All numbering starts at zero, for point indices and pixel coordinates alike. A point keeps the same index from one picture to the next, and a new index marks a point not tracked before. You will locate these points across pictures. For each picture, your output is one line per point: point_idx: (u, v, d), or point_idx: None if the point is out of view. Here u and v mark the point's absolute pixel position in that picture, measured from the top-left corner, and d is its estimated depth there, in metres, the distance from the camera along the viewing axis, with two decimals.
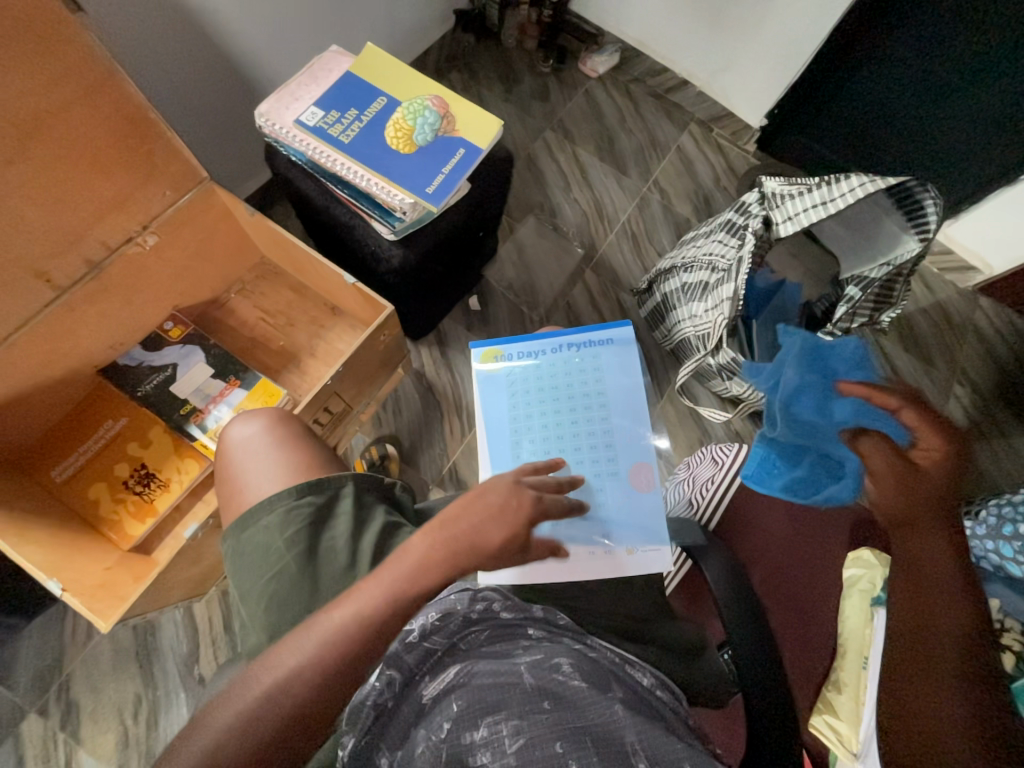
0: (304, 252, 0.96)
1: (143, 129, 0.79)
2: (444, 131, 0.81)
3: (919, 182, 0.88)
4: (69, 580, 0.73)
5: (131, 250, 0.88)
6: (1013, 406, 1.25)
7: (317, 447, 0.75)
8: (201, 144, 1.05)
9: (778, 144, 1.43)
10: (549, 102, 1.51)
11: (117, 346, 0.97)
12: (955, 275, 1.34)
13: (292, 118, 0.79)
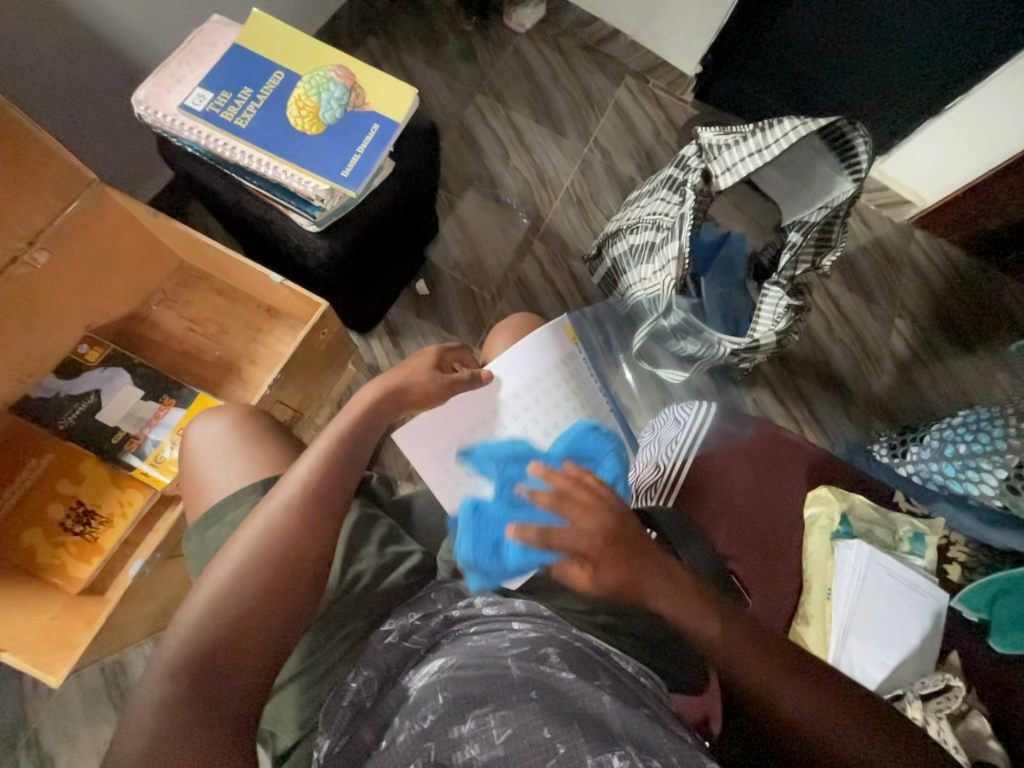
0: (222, 252, 0.88)
1: (4, 131, 0.69)
2: (354, 106, 0.74)
3: (849, 122, 0.89)
4: (7, 642, 0.68)
5: (19, 271, 0.79)
6: (950, 333, 1.32)
7: (286, 443, 0.69)
8: (86, 141, 0.94)
9: (714, 92, 1.40)
10: (476, 63, 1.42)
11: (27, 378, 0.88)
12: (890, 209, 1.37)
13: (176, 103, 0.70)
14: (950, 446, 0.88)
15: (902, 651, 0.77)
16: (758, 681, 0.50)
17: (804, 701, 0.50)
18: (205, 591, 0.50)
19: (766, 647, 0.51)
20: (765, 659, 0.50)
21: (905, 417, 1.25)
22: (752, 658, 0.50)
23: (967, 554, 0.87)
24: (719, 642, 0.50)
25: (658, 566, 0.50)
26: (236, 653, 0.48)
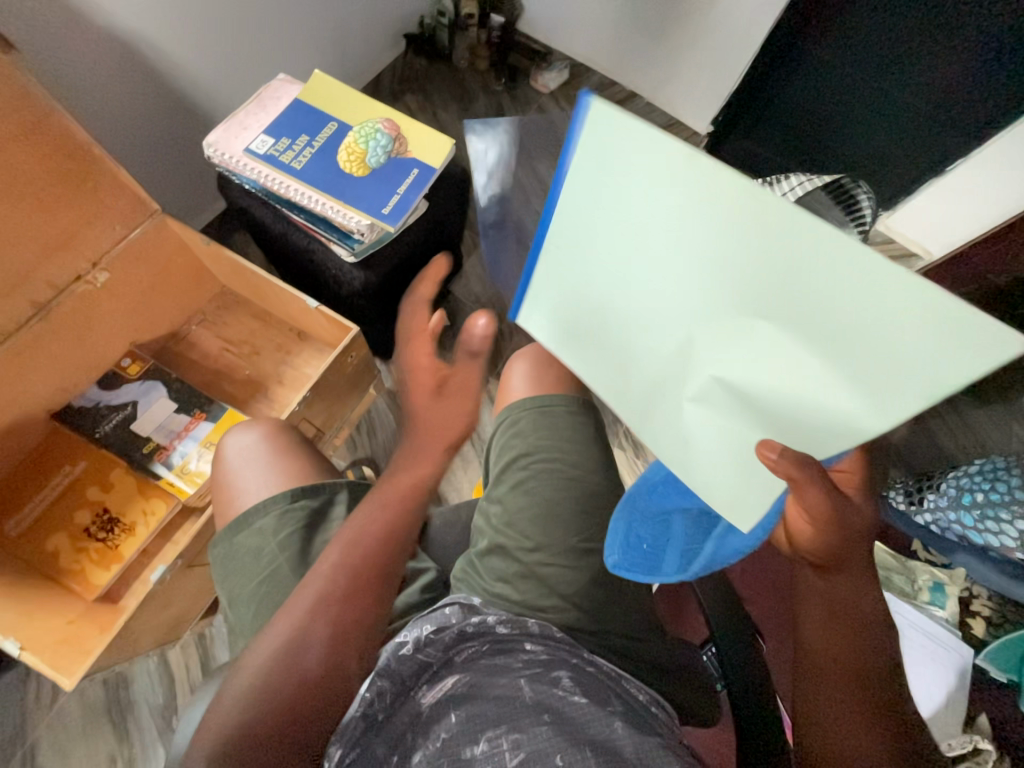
0: (264, 279, 0.95)
1: (87, 165, 0.77)
2: (397, 152, 0.82)
3: (852, 179, 0.95)
4: (28, 638, 0.69)
5: (81, 289, 0.86)
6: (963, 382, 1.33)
7: (315, 458, 0.72)
8: (152, 178, 1.04)
9: (724, 150, 1.50)
10: (504, 118, 1.55)
11: (72, 388, 0.94)
12: (899, 262, 1.42)
13: (242, 146, 0.79)
14: (967, 495, 0.85)
15: (929, 707, 0.74)
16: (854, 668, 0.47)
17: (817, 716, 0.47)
18: (248, 668, 0.46)
19: (860, 684, 0.46)
20: (848, 683, 0.46)
21: (920, 464, 1.25)
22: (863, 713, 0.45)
23: (991, 608, 0.84)
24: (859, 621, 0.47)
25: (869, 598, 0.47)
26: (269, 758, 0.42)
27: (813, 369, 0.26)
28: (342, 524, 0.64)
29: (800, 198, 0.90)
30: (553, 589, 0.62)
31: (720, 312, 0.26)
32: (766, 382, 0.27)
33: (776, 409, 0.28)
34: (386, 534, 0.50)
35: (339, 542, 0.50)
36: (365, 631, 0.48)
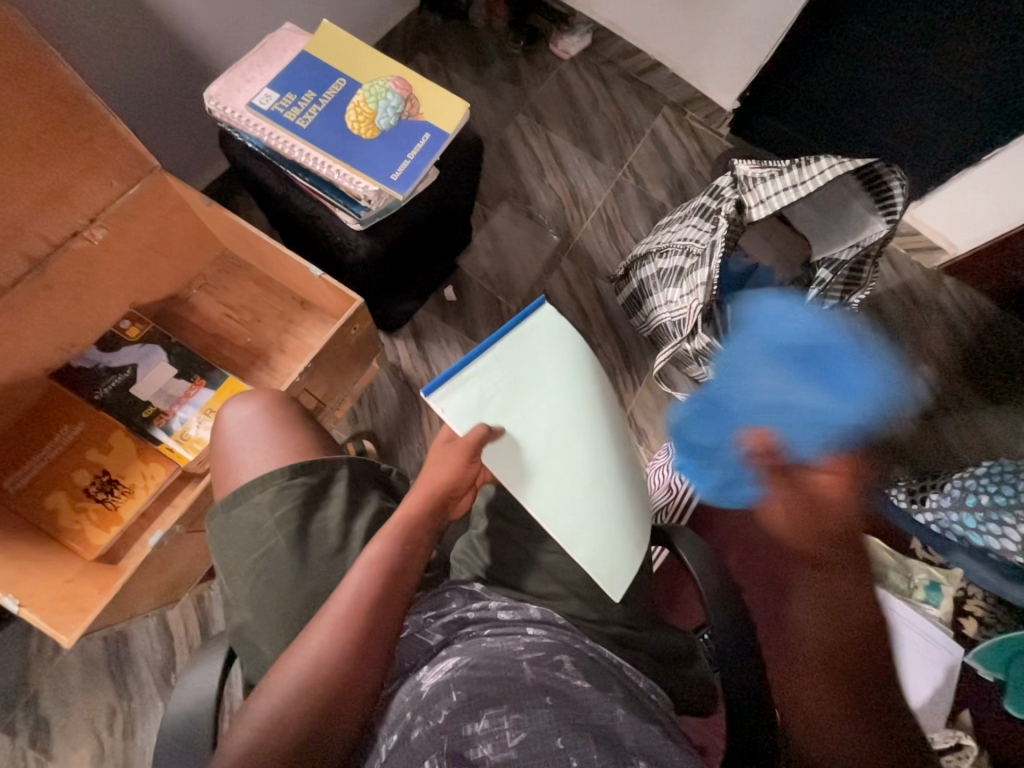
0: (266, 242, 0.92)
1: (82, 113, 0.74)
2: (408, 115, 0.78)
3: (885, 164, 0.89)
4: (26, 596, 0.70)
5: (77, 245, 0.83)
6: (975, 383, 1.30)
7: (316, 432, 0.71)
8: (152, 132, 1.00)
9: (749, 128, 1.43)
10: (520, 84, 1.48)
11: (70, 347, 0.92)
12: (921, 255, 1.38)
13: (245, 101, 0.75)
14: (971, 496, 0.83)
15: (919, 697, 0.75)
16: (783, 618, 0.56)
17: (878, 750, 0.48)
18: (269, 692, 0.47)
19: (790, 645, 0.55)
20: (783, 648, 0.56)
21: (924, 464, 1.23)
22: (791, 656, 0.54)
23: (984, 609, 0.85)
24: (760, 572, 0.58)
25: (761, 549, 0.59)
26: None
27: (617, 470, 0.63)
28: (343, 499, 0.64)
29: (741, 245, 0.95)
30: (552, 574, 0.62)
31: (607, 445, 0.63)
32: (614, 484, 0.62)
33: (616, 498, 0.61)
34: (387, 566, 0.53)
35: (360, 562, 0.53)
36: (352, 644, 0.49)
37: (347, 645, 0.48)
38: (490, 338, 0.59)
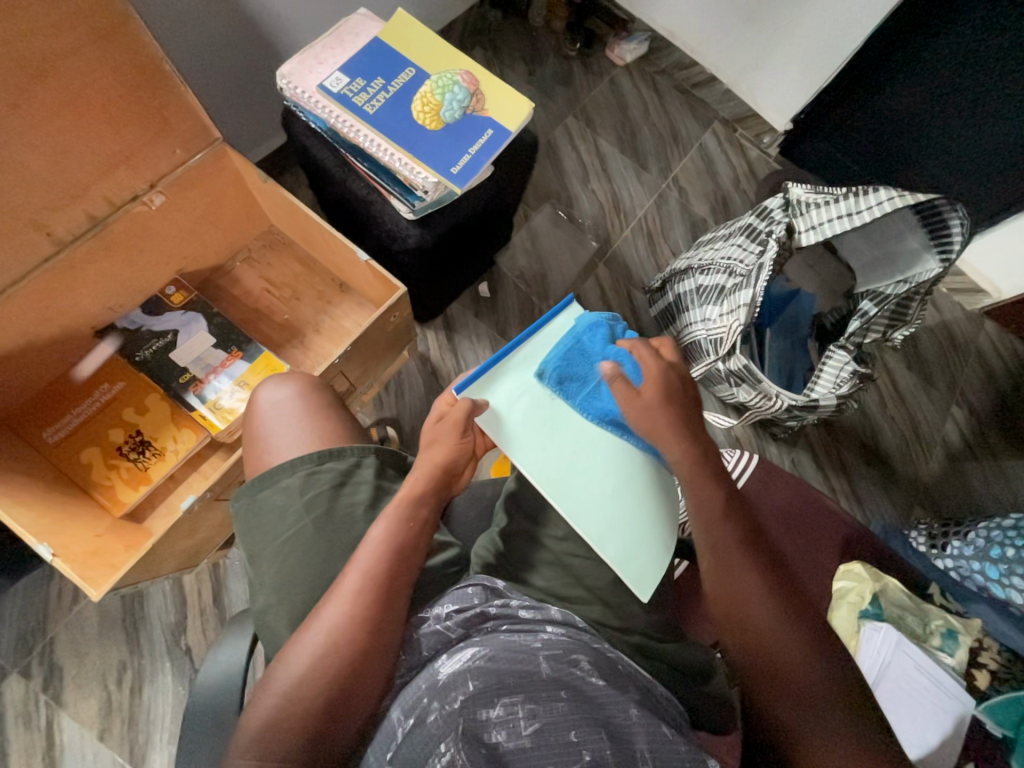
0: (314, 223, 0.93)
1: (156, 82, 0.75)
2: (473, 109, 0.78)
3: (948, 202, 0.87)
4: (59, 546, 0.71)
5: (136, 208, 0.85)
6: (1007, 431, 1.27)
7: (347, 419, 0.71)
8: (215, 106, 1.01)
9: (799, 150, 1.41)
10: (572, 87, 1.47)
11: (117, 308, 0.94)
12: (963, 296, 1.35)
13: (315, 82, 0.75)
14: (997, 548, 0.82)
15: (936, 730, 0.70)
16: (728, 560, 0.55)
17: (823, 670, 0.50)
18: (290, 663, 0.49)
19: (733, 608, 0.54)
20: (733, 620, 0.53)
21: (947, 508, 1.21)
22: (753, 611, 0.53)
23: (998, 662, 0.78)
24: (705, 511, 0.57)
25: (702, 519, 0.57)
26: (313, 739, 0.46)
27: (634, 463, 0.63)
28: (370, 487, 0.64)
29: (766, 277, 0.94)
30: (577, 580, 0.62)
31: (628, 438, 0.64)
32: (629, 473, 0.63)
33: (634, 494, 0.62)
34: (399, 547, 0.55)
35: (378, 539, 0.55)
36: (368, 623, 0.50)
37: (363, 623, 0.50)
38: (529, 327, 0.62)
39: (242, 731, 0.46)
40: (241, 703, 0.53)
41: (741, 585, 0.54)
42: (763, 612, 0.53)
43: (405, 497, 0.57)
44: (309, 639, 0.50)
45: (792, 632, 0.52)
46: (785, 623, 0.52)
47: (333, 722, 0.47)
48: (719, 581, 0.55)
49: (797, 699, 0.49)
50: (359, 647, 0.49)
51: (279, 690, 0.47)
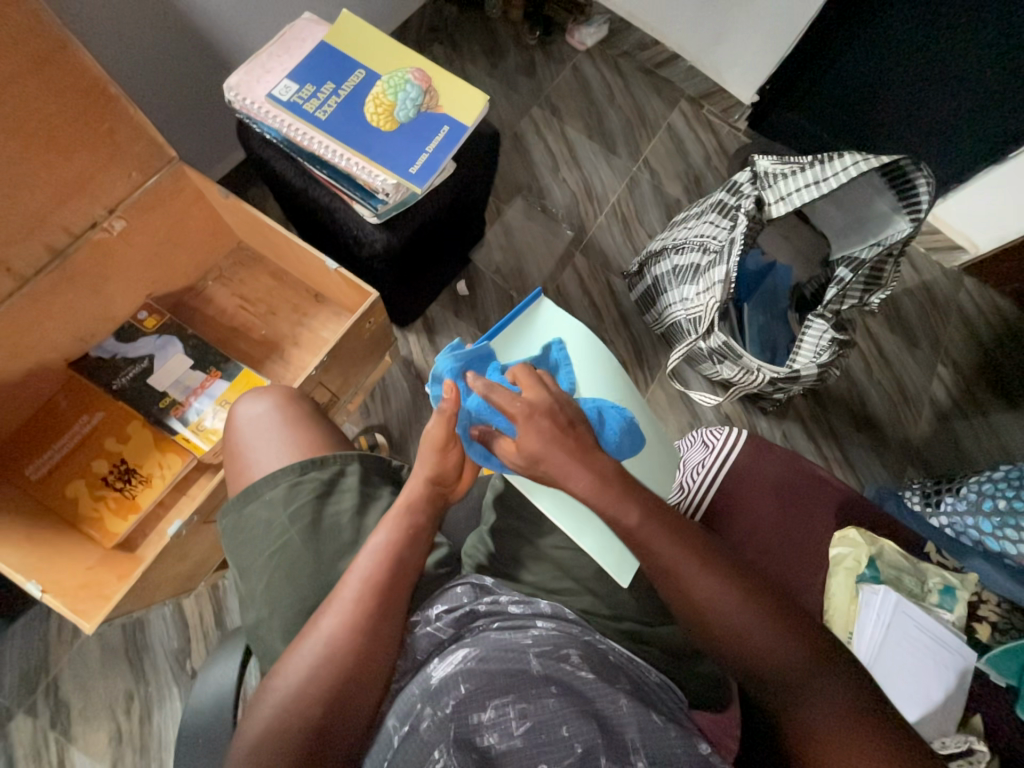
0: (281, 235, 0.92)
1: (103, 104, 0.74)
2: (427, 107, 0.77)
3: (912, 162, 0.87)
4: (49, 582, 0.71)
5: (97, 235, 0.84)
6: (993, 385, 1.28)
7: (326, 428, 0.71)
8: (170, 124, 1.00)
9: (767, 122, 1.40)
10: (535, 77, 1.46)
11: (89, 338, 0.93)
12: (941, 254, 1.35)
13: (264, 92, 0.74)
14: (988, 501, 0.83)
15: (939, 688, 0.70)
16: (678, 563, 0.52)
17: (789, 640, 0.51)
18: (281, 679, 0.48)
19: (694, 606, 0.52)
20: (697, 617, 0.52)
21: (939, 466, 1.22)
22: (712, 604, 0.51)
23: (998, 615, 0.78)
24: (637, 529, 0.52)
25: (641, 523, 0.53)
26: (302, 759, 0.45)
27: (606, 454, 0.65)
28: (353, 496, 0.64)
29: (739, 251, 0.94)
30: (567, 571, 0.62)
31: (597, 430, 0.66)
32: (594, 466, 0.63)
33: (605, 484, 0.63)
34: (389, 558, 0.54)
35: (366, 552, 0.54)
36: (356, 638, 0.49)
37: (351, 636, 0.49)
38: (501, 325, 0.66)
39: (239, 744, 0.46)
40: (234, 723, 0.52)
41: (695, 581, 0.52)
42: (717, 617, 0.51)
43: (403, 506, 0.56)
44: (298, 657, 0.49)
45: (751, 612, 0.51)
46: (745, 607, 0.51)
47: (328, 739, 0.46)
48: (673, 584, 0.53)
49: (771, 675, 0.50)
50: (348, 660, 0.49)
51: (269, 709, 0.47)
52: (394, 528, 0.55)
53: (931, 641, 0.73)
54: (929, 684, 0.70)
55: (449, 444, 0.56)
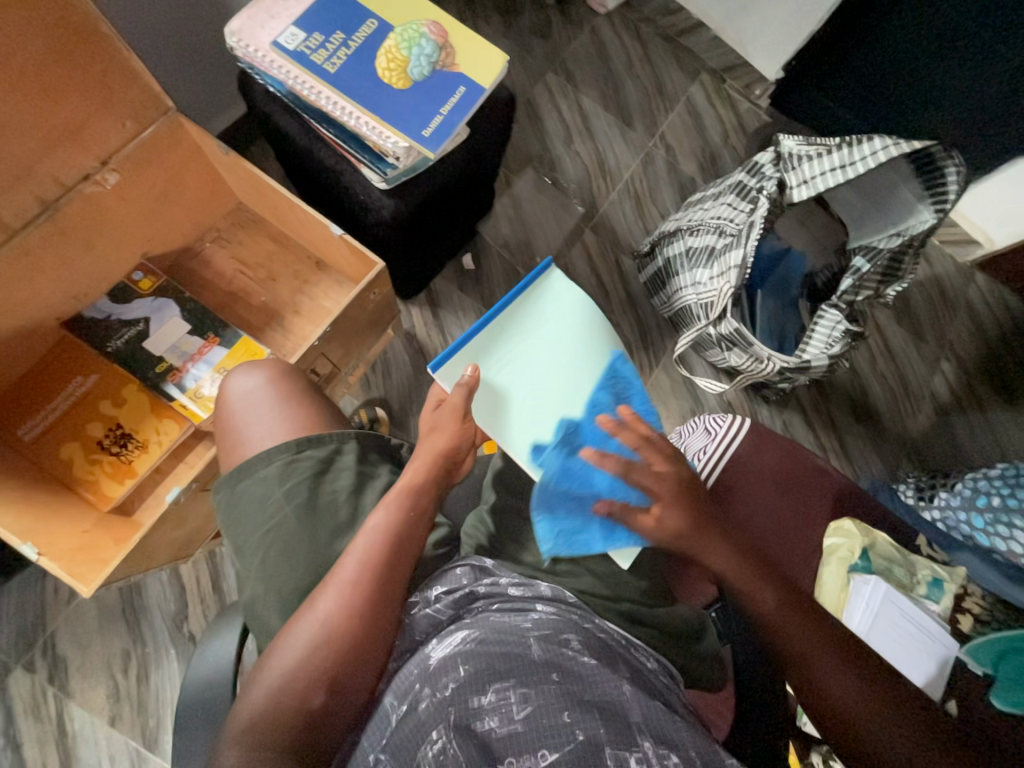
0: (282, 197, 0.88)
1: (95, 46, 0.69)
2: (443, 65, 0.72)
3: (944, 148, 0.83)
4: (44, 544, 0.70)
5: (89, 189, 0.79)
6: (996, 383, 1.27)
7: (323, 404, 0.69)
8: (164, 72, 0.94)
9: (791, 101, 1.35)
10: (551, 40, 1.38)
11: (82, 297, 0.90)
12: (955, 248, 1.33)
13: (268, 38, 0.69)
14: (982, 497, 0.83)
15: (920, 675, 0.72)
16: (741, 559, 0.57)
17: (863, 686, 0.51)
18: (280, 655, 0.48)
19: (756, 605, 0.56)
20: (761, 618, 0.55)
21: (935, 462, 1.23)
22: (773, 604, 0.55)
23: (982, 607, 0.79)
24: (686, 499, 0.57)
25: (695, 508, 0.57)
26: (305, 728, 0.46)
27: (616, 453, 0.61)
28: (353, 473, 0.63)
29: (757, 235, 0.91)
30: (567, 553, 0.62)
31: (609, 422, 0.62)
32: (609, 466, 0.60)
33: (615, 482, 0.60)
34: (388, 539, 0.53)
35: (367, 532, 0.53)
36: (358, 616, 0.49)
37: (352, 614, 0.49)
38: (506, 298, 0.60)
39: (236, 721, 0.46)
40: (233, 693, 0.53)
41: (756, 581, 0.56)
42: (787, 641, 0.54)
43: (402, 488, 0.56)
44: (299, 635, 0.48)
45: (805, 616, 0.55)
46: (798, 612, 0.55)
47: (330, 713, 0.47)
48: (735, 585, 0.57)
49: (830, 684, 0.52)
50: (349, 636, 0.48)
51: (267, 687, 0.47)
52: (395, 506, 0.55)
53: (915, 629, 0.75)
54: (910, 669, 0.72)
55: (460, 422, 0.59)
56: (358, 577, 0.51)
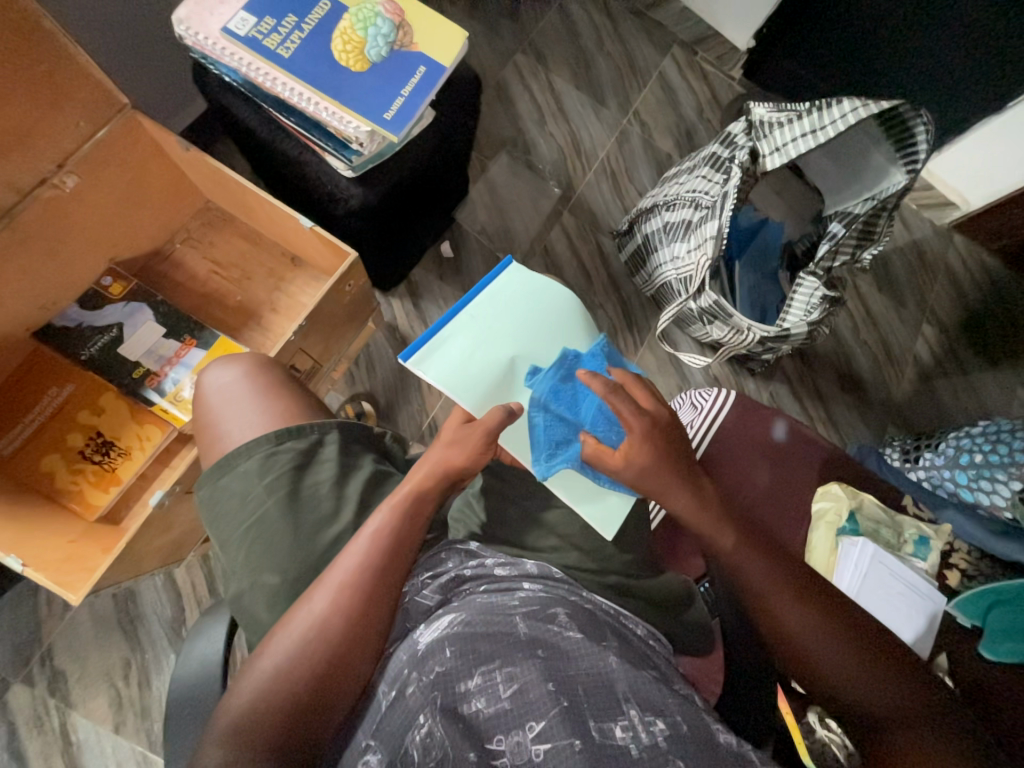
0: (249, 192, 0.86)
1: (38, 43, 0.67)
2: (401, 45, 0.71)
3: (912, 107, 0.83)
4: (29, 556, 0.69)
5: (47, 193, 0.77)
6: (976, 345, 1.29)
7: (301, 396, 0.69)
8: (117, 68, 0.91)
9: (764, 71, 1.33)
10: (519, 19, 1.36)
11: (50, 306, 0.88)
12: (932, 211, 1.33)
13: (218, 25, 0.67)
14: (965, 454, 0.84)
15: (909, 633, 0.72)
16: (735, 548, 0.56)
17: (868, 670, 0.50)
18: (270, 654, 0.48)
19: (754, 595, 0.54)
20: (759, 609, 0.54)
21: (919, 424, 1.24)
22: (771, 595, 0.54)
23: (967, 562, 0.81)
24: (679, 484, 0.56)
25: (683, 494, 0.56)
26: (288, 724, 0.45)
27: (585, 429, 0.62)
28: (334, 465, 0.63)
29: (733, 205, 0.91)
30: (551, 530, 0.63)
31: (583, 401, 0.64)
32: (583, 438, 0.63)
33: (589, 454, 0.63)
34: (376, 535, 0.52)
35: None
36: (344, 607, 0.49)
37: (337, 606, 0.49)
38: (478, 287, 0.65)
39: (223, 717, 0.46)
40: (224, 689, 0.53)
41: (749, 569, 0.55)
42: (832, 690, 0.51)
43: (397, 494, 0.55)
44: (291, 636, 0.48)
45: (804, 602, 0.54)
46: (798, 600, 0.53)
47: (319, 710, 0.47)
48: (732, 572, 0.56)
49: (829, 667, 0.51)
50: (339, 630, 0.48)
51: (255, 683, 0.47)
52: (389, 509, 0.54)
53: (902, 586, 0.75)
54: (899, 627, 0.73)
55: None
56: (344, 566, 0.51)
